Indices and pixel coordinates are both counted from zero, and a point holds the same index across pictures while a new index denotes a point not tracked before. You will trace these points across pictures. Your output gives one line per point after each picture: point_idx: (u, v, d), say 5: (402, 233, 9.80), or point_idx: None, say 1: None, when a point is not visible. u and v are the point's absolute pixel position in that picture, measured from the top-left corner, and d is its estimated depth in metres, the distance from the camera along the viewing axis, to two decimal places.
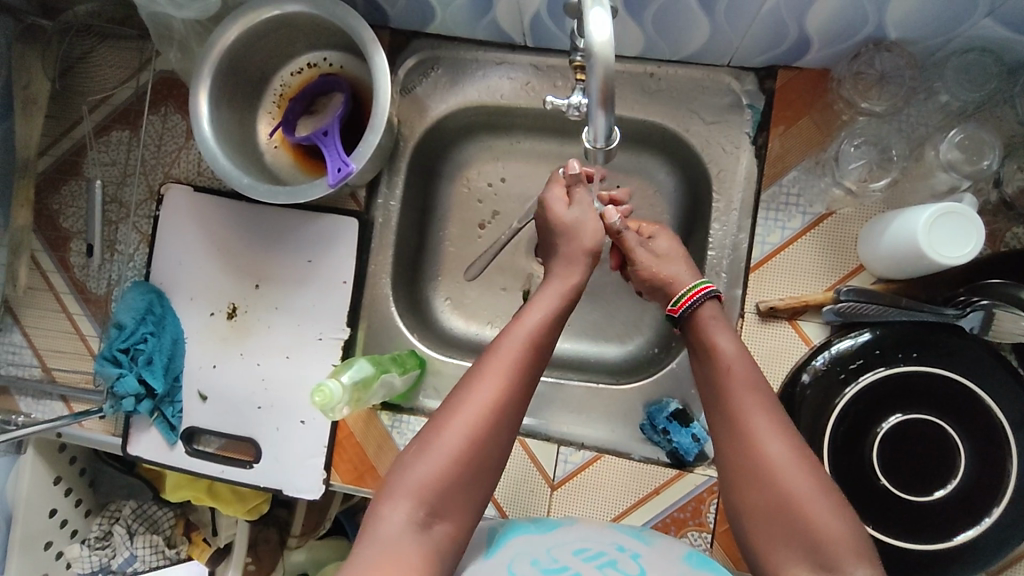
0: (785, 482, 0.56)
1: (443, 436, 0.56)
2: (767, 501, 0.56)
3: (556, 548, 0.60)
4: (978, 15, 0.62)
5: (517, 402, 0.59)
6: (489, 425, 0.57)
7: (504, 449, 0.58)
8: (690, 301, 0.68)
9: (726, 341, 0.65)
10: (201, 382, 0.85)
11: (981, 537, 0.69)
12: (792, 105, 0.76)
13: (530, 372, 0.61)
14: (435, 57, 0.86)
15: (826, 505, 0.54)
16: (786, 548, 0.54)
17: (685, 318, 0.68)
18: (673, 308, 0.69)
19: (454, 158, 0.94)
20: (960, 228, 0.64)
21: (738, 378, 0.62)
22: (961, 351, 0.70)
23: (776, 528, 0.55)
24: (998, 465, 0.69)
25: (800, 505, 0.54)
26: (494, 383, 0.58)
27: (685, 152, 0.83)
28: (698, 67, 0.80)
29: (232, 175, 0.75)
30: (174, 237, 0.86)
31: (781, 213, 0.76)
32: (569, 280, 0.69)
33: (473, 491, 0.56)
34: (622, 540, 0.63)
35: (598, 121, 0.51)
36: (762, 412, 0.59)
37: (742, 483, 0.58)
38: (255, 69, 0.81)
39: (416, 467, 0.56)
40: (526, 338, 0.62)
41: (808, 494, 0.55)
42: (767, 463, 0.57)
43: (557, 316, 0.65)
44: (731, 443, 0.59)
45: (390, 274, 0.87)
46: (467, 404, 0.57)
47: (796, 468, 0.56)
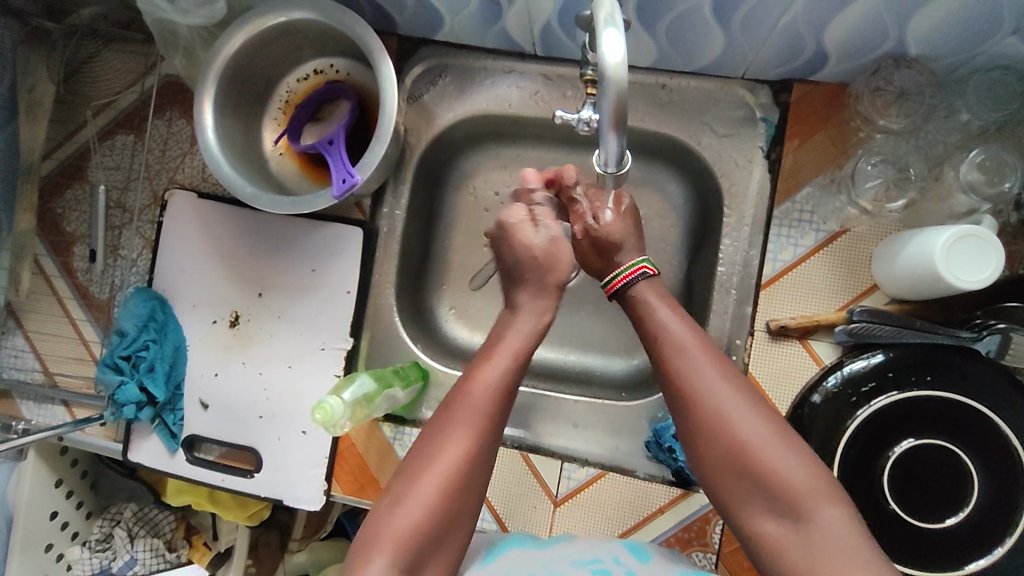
0: (734, 428, 0.55)
1: (415, 498, 0.54)
2: (722, 452, 0.55)
3: (553, 562, 0.61)
4: (1002, 34, 0.61)
5: (487, 456, 0.58)
6: (460, 482, 0.56)
7: (476, 498, 0.58)
8: (623, 280, 0.67)
9: (660, 308, 0.63)
10: (203, 390, 0.84)
11: (993, 568, 0.67)
12: (807, 120, 0.75)
13: (501, 421, 0.60)
14: (443, 65, 0.85)
15: (782, 447, 0.54)
16: (750, 498, 0.54)
17: (621, 294, 0.67)
18: (607, 287, 0.68)
19: (461, 166, 0.93)
20: (977, 251, 0.62)
21: (672, 335, 0.61)
22: (977, 375, 0.68)
23: (736, 479, 0.55)
24: (1013, 492, 0.67)
25: (753, 451, 0.54)
26: (466, 440, 0.57)
27: (696, 166, 0.82)
28: (711, 79, 0.79)
29: (236, 183, 0.74)
30: (178, 242, 0.85)
31: (793, 230, 0.75)
32: (540, 313, 0.67)
33: (448, 542, 0.56)
34: (619, 551, 0.64)
35: (610, 145, 0.50)
36: (707, 364, 0.59)
37: (695, 439, 0.57)
38: (261, 76, 0.80)
39: (389, 520, 0.54)
40: (499, 387, 0.60)
41: (760, 438, 0.55)
42: (718, 414, 0.56)
43: (526, 354, 0.64)
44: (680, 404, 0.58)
45: (394, 284, 0.86)
46: (436, 462, 0.56)
47: (746, 413, 0.56)
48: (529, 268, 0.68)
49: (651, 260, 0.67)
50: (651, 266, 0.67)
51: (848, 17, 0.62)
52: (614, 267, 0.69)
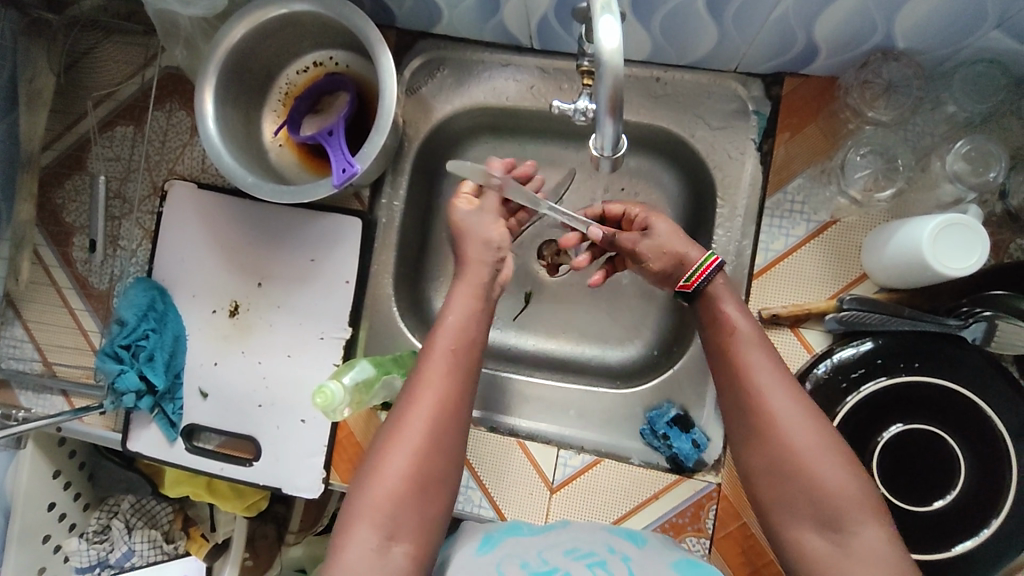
0: (787, 437, 0.57)
1: (383, 469, 0.57)
2: (773, 460, 0.58)
3: (548, 550, 0.62)
4: (986, 28, 0.62)
5: (454, 420, 0.60)
6: (426, 452, 0.58)
7: (450, 460, 0.60)
8: (704, 276, 0.66)
9: (734, 311, 0.64)
10: (202, 379, 0.85)
11: (979, 549, 0.69)
12: (799, 113, 0.76)
13: (459, 384, 0.62)
14: (441, 58, 0.86)
15: (828, 458, 0.57)
16: (794, 504, 0.57)
17: (698, 293, 0.67)
18: (687, 284, 0.67)
19: (458, 158, 0.94)
20: (966, 240, 0.64)
21: (742, 338, 0.63)
22: (962, 361, 0.70)
23: (780, 485, 0.58)
24: (999, 475, 0.69)
25: (803, 459, 0.57)
26: (427, 408, 0.59)
27: (690, 158, 0.83)
28: (705, 73, 0.80)
29: (237, 173, 0.75)
30: (177, 233, 0.86)
31: (785, 221, 0.76)
32: (479, 275, 0.68)
33: (429, 507, 0.58)
34: (615, 540, 0.65)
35: (606, 129, 0.51)
36: (770, 369, 0.61)
37: (748, 442, 0.60)
38: (261, 68, 0.81)
39: (365, 494, 0.57)
40: (447, 351, 0.62)
41: (809, 448, 0.57)
42: (776, 422, 0.58)
43: (473, 315, 0.65)
44: (739, 407, 0.61)
45: (393, 274, 0.87)
46: (398, 434, 0.58)
47: (801, 422, 0.58)
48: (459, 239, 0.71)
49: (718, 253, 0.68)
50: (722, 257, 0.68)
51: (837, 11, 0.63)
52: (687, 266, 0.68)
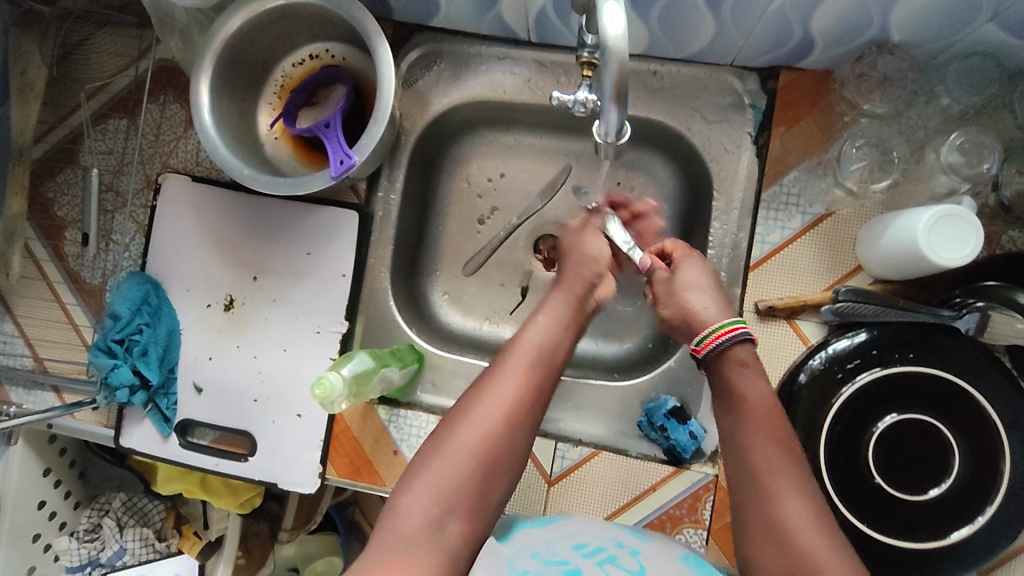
0: (800, 535, 0.56)
1: (456, 440, 0.60)
2: (783, 559, 0.56)
3: (558, 542, 0.65)
4: (980, 20, 0.63)
5: (532, 413, 0.63)
6: (500, 435, 0.60)
7: (522, 450, 0.62)
8: (716, 342, 0.67)
9: (756, 391, 0.64)
10: (197, 373, 0.84)
11: (975, 536, 0.69)
12: (794, 106, 0.77)
13: (542, 380, 0.65)
14: (438, 51, 0.86)
15: (838, 562, 0.54)
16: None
17: (710, 357, 0.68)
18: (698, 348, 0.69)
19: (455, 152, 0.94)
20: (959, 230, 0.64)
21: (764, 432, 0.62)
22: (956, 352, 0.71)
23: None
24: (993, 462, 0.70)
25: (812, 557, 0.55)
26: (509, 393, 0.62)
27: (686, 151, 0.84)
28: (701, 67, 0.81)
29: (233, 165, 0.74)
30: (171, 226, 0.85)
31: (780, 213, 0.77)
32: (572, 289, 0.74)
33: (490, 490, 0.60)
34: (622, 535, 0.68)
35: (610, 116, 0.51)
36: (782, 460, 0.60)
37: (758, 539, 0.58)
38: (257, 59, 0.81)
39: (434, 460, 0.59)
40: (534, 346, 0.67)
41: (819, 549, 0.55)
42: (786, 521, 0.57)
43: (562, 322, 0.70)
44: (752, 497, 0.60)
45: (389, 268, 0.86)
46: (479, 409, 0.61)
47: (813, 526, 0.56)
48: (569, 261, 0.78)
49: (742, 323, 0.68)
50: (746, 329, 0.68)
51: (834, 4, 0.64)
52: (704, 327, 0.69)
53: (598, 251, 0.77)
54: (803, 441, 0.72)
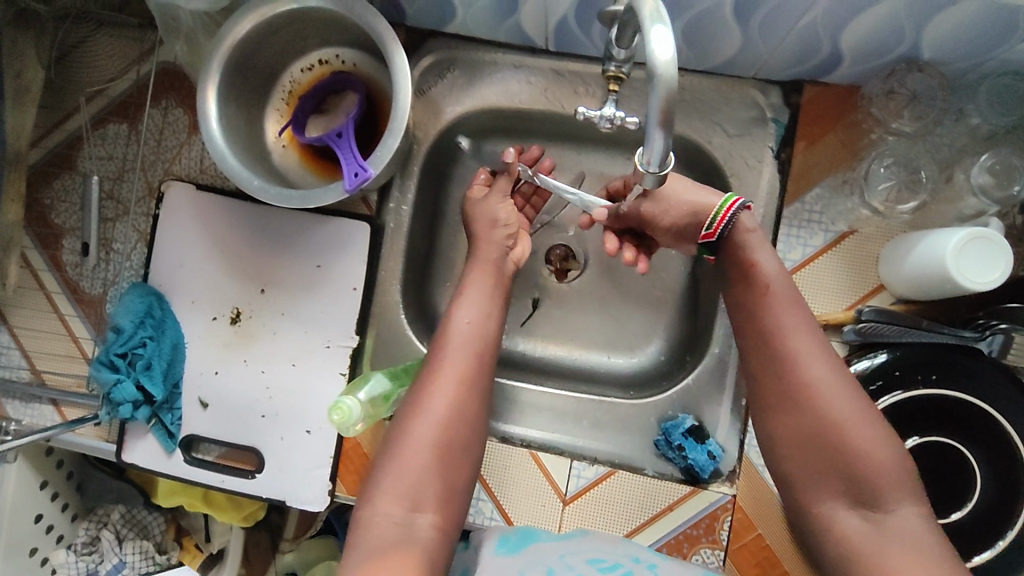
0: (821, 405, 0.58)
1: (405, 444, 0.61)
2: (799, 431, 0.59)
3: (570, 556, 0.65)
4: (1015, 40, 0.62)
5: (473, 396, 0.65)
6: (446, 426, 0.62)
7: (470, 430, 0.64)
8: (724, 221, 0.66)
9: (766, 260, 0.64)
10: (202, 388, 0.82)
11: (996, 559, 0.69)
12: (818, 121, 0.76)
13: (476, 363, 0.67)
14: (452, 58, 0.83)
15: (861, 424, 0.57)
16: (825, 476, 0.58)
17: (722, 238, 0.66)
18: (709, 232, 0.66)
19: (466, 161, 0.92)
20: (987, 252, 0.63)
21: (776, 300, 0.62)
22: (979, 374, 0.70)
23: (809, 455, 0.58)
24: (1014, 486, 0.69)
25: (845, 435, 0.57)
26: (447, 387, 0.64)
27: (706, 165, 0.82)
28: (723, 79, 0.79)
29: (241, 175, 0.72)
30: (175, 237, 0.83)
31: (803, 230, 0.76)
32: (494, 261, 0.74)
33: (450, 481, 0.62)
34: (638, 552, 0.69)
35: (654, 143, 0.48)
36: (807, 332, 0.61)
37: (775, 412, 0.60)
38: (266, 64, 0.78)
39: (389, 464, 0.61)
40: (464, 332, 0.68)
41: (840, 413, 0.58)
42: (808, 390, 0.59)
43: (490, 295, 0.71)
44: (778, 380, 0.60)
45: (400, 280, 0.84)
46: (420, 409, 0.63)
47: (832, 392, 0.58)
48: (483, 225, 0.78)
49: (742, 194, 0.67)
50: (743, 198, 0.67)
51: (865, 21, 0.63)
52: (710, 210, 0.67)
53: (508, 216, 0.78)
54: None
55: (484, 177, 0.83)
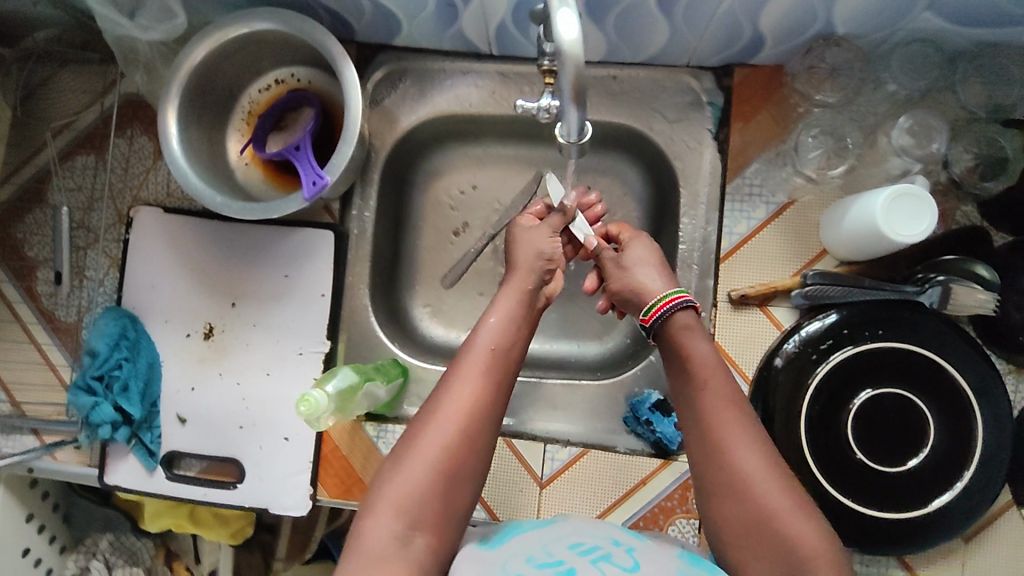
0: (761, 496, 0.58)
1: (416, 455, 0.60)
2: (743, 520, 0.58)
3: (550, 545, 0.60)
4: (917, 9, 0.66)
5: (491, 418, 0.63)
6: (459, 443, 0.61)
7: (485, 451, 0.62)
8: (658, 313, 0.71)
9: (699, 347, 0.67)
10: (180, 404, 0.83)
11: (956, 503, 0.71)
12: (750, 101, 0.80)
13: (498, 383, 0.65)
14: (402, 69, 0.88)
15: (798, 514, 0.58)
16: (766, 564, 0.57)
17: (658, 327, 0.71)
18: (644, 319, 0.72)
19: (425, 166, 0.96)
20: (915, 207, 0.67)
21: (714, 393, 0.64)
22: (923, 326, 0.73)
23: (754, 545, 0.58)
24: (965, 428, 0.72)
25: (775, 521, 0.57)
26: (463, 405, 0.62)
27: (650, 151, 0.86)
28: (658, 69, 0.84)
29: (205, 193, 0.75)
30: (146, 259, 0.85)
31: (746, 204, 0.80)
32: (523, 282, 0.74)
33: (453, 500, 0.60)
34: (615, 533, 0.64)
35: (570, 117, 0.52)
36: (740, 419, 0.63)
37: (720, 503, 0.60)
38: (223, 87, 0.81)
39: (395, 478, 0.59)
40: (488, 351, 0.66)
41: (781, 505, 0.58)
42: (747, 481, 0.59)
43: (516, 317, 0.70)
44: (713, 464, 0.61)
45: (368, 285, 0.87)
46: (434, 423, 0.61)
47: (769, 484, 0.59)
48: (525, 256, 0.77)
49: (686, 291, 0.71)
50: (688, 295, 0.71)
51: (779, 3, 0.67)
52: (650, 298, 0.73)
53: (553, 249, 0.78)
54: (783, 424, 0.73)
55: (538, 208, 0.84)
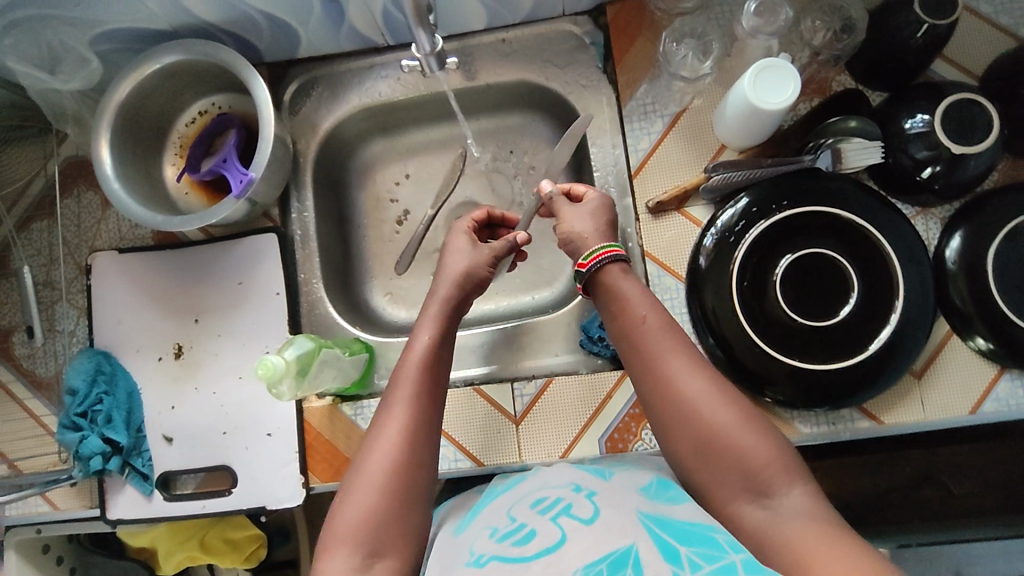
0: (712, 418, 0.59)
1: (361, 487, 0.59)
2: (696, 443, 0.59)
3: (515, 508, 0.60)
4: None
5: (427, 438, 0.63)
6: (401, 465, 0.60)
7: (428, 470, 0.62)
8: (597, 259, 0.68)
9: (631, 290, 0.66)
10: (163, 424, 0.87)
11: (895, 338, 0.75)
12: (627, 31, 0.88)
13: (430, 402, 0.65)
14: (313, 78, 0.95)
15: (747, 429, 0.58)
16: (727, 481, 0.58)
17: (594, 273, 0.69)
18: (584, 261, 0.69)
19: (357, 166, 1.02)
20: (779, 78, 0.74)
21: (654, 326, 0.64)
22: (826, 189, 0.79)
23: (707, 465, 0.59)
24: (882, 267, 0.77)
25: (728, 439, 0.58)
26: (399, 430, 0.62)
27: (552, 99, 0.94)
28: (540, 24, 0.92)
29: (146, 217, 0.80)
30: (110, 298, 0.90)
31: (644, 122, 0.86)
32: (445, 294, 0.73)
33: (408, 521, 0.59)
34: (580, 477, 0.63)
35: (422, 38, 0.69)
36: (680, 354, 0.62)
37: (676, 432, 0.60)
38: (153, 123, 0.88)
39: (345, 513, 0.58)
40: (420, 367, 0.66)
41: (731, 424, 0.59)
42: (694, 408, 0.60)
43: (442, 333, 0.70)
44: (670, 402, 0.61)
45: (322, 278, 0.92)
46: (374, 454, 0.61)
47: (714, 401, 0.60)
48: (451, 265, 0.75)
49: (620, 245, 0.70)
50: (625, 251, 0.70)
51: None
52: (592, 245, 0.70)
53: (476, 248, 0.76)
54: (717, 307, 0.78)
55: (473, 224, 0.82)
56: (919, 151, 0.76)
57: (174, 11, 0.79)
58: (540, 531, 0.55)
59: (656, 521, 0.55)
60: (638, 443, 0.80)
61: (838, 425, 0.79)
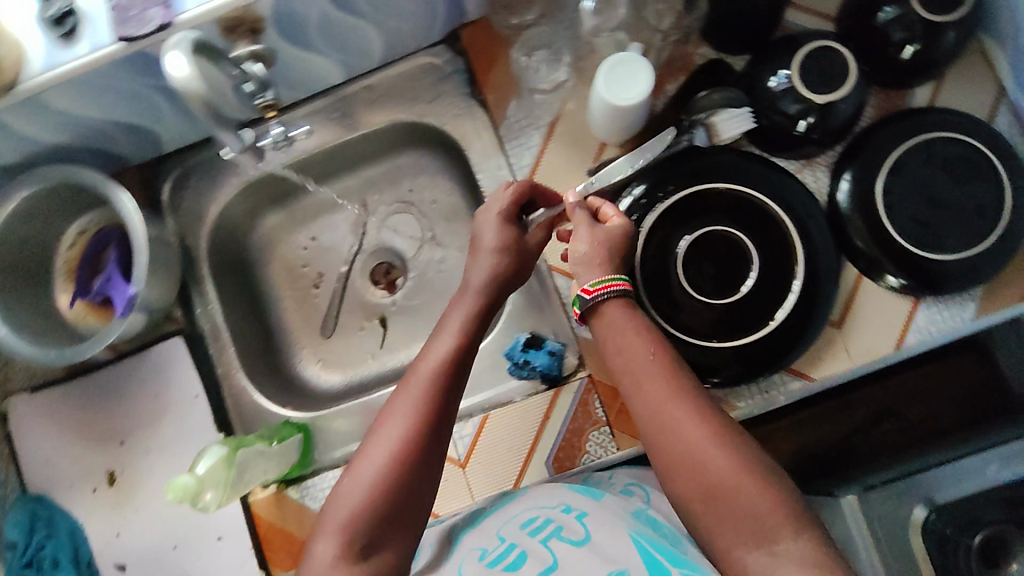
0: (720, 462, 0.53)
1: (360, 474, 0.58)
2: (699, 488, 0.53)
3: (506, 529, 0.61)
4: None
5: (436, 436, 0.60)
6: (402, 463, 0.58)
7: (430, 472, 0.59)
8: (604, 289, 0.62)
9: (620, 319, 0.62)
10: (113, 553, 0.85)
11: (801, 300, 0.75)
12: (484, 54, 0.88)
13: (444, 402, 0.61)
14: (187, 169, 0.93)
15: (757, 480, 0.52)
16: (724, 528, 0.52)
17: (591, 305, 0.63)
18: (587, 290, 0.63)
19: (257, 241, 0.99)
20: (629, 73, 0.73)
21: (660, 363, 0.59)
22: (708, 163, 0.79)
23: (707, 512, 0.53)
24: (779, 232, 0.77)
25: (733, 490, 0.52)
26: (408, 421, 0.59)
27: (432, 132, 0.93)
28: (399, 62, 0.91)
29: (41, 356, 0.77)
30: (31, 441, 0.87)
31: (520, 140, 0.86)
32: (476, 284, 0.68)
33: (401, 516, 0.57)
34: (572, 497, 0.63)
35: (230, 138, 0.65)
36: (691, 397, 0.57)
37: (676, 469, 0.55)
38: (31, 257, 0.86)
39: (344, 498, 0.57)
40: (437, 375, 0.62)
41: (741, 473, 0.53)
42: (704, 449, 0.54)
43: (469, 327, 0.65)
44: (672, 438, 0.55)
45: (241, 366, 0.89)
46: (382, 440, 0.59)
47: (724, 446, 0.54)
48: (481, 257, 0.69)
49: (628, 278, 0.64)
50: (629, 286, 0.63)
51: None
52: (605, 274, 0.63)
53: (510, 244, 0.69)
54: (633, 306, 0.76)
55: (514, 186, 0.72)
56: (790, 106, 0.75)
57: (17, 145, 0.77)
58: (533, 552, 0.56)
59: (646, 539, 0.56)
60: (584, 457, 0.80)
61: (771, 391, 0.79)
